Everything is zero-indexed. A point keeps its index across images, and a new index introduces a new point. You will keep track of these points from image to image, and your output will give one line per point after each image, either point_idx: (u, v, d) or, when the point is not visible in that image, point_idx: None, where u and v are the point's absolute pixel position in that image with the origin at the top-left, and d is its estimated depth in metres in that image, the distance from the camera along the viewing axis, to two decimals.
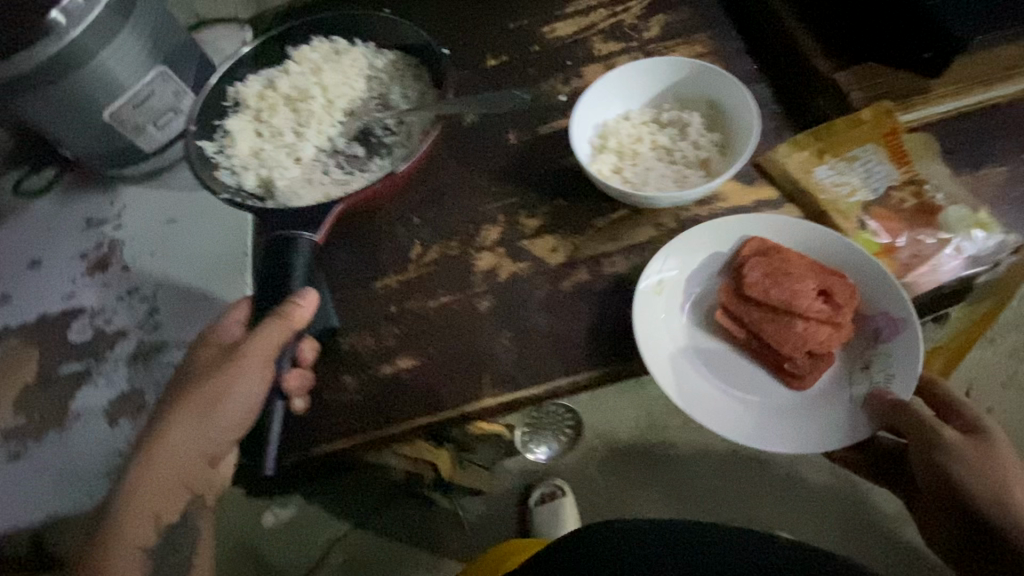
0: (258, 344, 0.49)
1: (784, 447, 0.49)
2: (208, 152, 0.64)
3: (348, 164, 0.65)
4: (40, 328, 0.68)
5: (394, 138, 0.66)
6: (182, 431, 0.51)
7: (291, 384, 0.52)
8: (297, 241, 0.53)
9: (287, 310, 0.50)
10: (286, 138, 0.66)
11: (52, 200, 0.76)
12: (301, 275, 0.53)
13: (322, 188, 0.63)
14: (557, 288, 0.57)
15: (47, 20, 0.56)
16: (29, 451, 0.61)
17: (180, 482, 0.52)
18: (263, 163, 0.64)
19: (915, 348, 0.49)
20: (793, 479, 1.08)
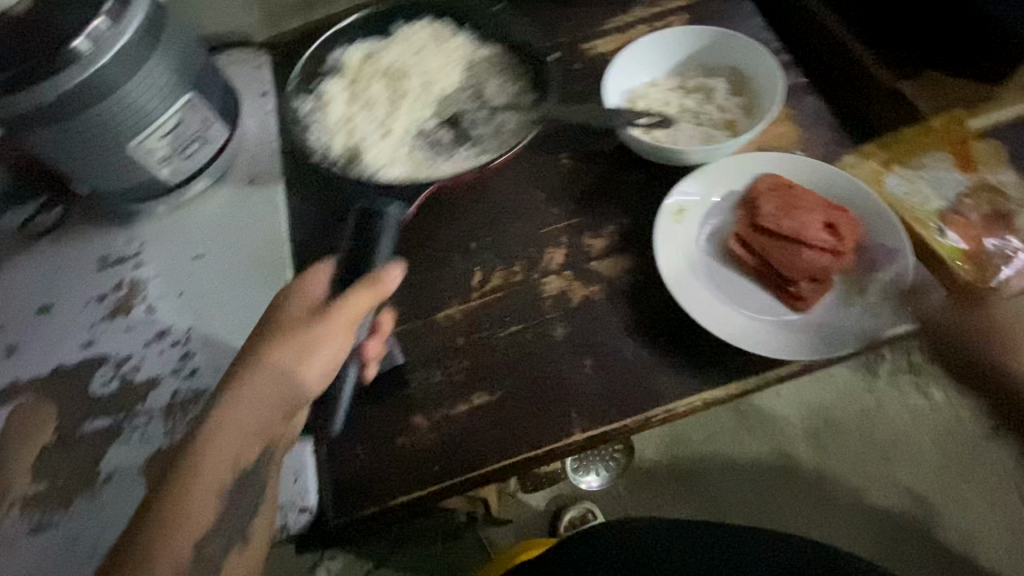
0: (344, 307, 0.46)
1: (775, 351, 0.50)
2: (302, 112, 0.67)
3: (440, 149, 0.64)
4: (55, 382, 0.61)
5: (489, 128, 0.64)
6: (266, 380, 0.44)
7: (370, 353, 0.51)
8: (384, 216, 0.52)
9: (376, 277, 0.47)
10: (381, 112, 0.67)
11: (62, 241, 0.70)
12: (386, 250, 0.51)
13: (408, 165, 0.62)
14: (634, 311, 0.55)
15: (68, 50, 0.50)
16: (54, 521, 0.54)
17: (249, 446, 0.44)
18: (353, 130, 0.66)
19: (905, 277, 0.50)
20: (830, 488, 1.04)
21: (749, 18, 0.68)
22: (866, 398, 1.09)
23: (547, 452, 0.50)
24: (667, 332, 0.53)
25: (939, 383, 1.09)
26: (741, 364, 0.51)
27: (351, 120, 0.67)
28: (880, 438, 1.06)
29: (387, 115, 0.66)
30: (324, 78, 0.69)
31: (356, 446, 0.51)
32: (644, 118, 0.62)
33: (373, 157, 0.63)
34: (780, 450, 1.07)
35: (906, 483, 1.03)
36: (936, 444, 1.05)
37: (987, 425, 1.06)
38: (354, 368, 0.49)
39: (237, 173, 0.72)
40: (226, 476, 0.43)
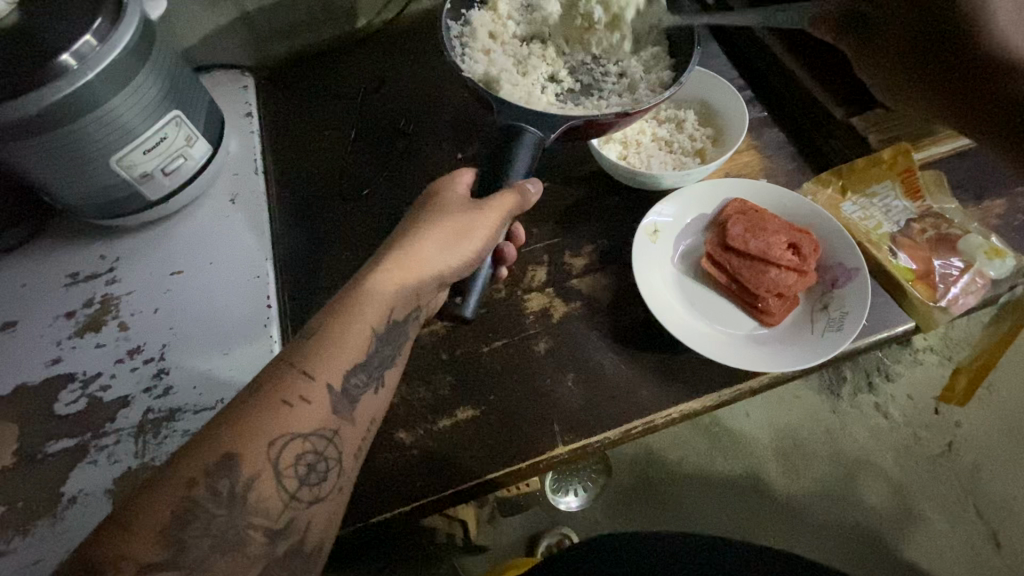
0: (493, 203, 0.49)
1: (751, 365, 0.52)
2: (450, 33, 0.62)
3: (567, 100, 0.64)
4: (17, 401, 0.59)
5: (615, 87, 0.64)
6: (425, 249, 0.49)
7: (505, 255, 0.56)
8: (523, 135, 0.51)
9: (519, 187, 0.50)
10: (515, 54, 0.64)
11: (32, 256, 0.68)
12: (525, 165, 0.51)
13: (546, 105, 0.60)
14: (615, 327, 0.56)
15: (55, 63, 0.50)
16: (10, 547, 0.51)
17: (403, 304, 0.48)
18: (490, 62, 0.62)
19: (864, 294, 0.54)
20: (796, 505, 1.06)
21: (716, 57, 0.73)
22: (831, 418, 1.13)
23: (530, 465, 0.51)
24: (646, 345, 0.55)
25: (897, 403, 1.14)
26: (718, 377, 0.53)
27: (489, 54, 0.63)
28: (846, 456, 1.10)
29: (520, 56, 0.64)
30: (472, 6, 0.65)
31: None
32: (619, 144, 0.65)
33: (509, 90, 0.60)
34: (751, 469, 1.09)
35: (871, 501, 1.06)
36: (897, 460, 1.09)
37: (943, 443, 1.11)
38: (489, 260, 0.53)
39: (218, 190, 0.72)
40: (378, 325, 0.46)
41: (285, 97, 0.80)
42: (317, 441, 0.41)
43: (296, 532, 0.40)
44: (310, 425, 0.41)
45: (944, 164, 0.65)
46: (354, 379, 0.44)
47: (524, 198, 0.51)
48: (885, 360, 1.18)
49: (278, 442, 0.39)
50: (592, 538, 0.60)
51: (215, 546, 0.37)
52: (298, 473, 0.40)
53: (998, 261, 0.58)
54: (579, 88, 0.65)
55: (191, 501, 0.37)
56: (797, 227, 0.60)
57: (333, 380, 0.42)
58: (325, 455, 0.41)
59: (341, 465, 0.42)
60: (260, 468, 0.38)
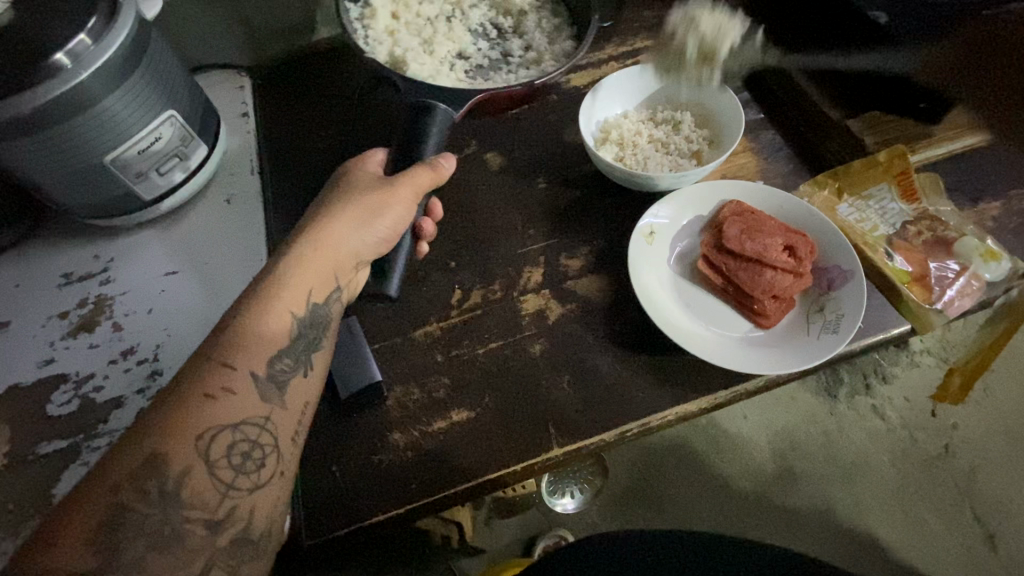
0: (405, 179, 0.52)
1: (747, 367, 0.52)
2: (351, 15, 0.69)
3: (476, 75, 0.69)
4: (10, 402, 0.58)
5: (520, 60, 0.70)
6: (338, 229, 0.50)
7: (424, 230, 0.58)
8: (435, 111, 0.55)
9: (434, 162, 0.54)
10: (423, 34, 0.70)
11: (26, 256, 0.68)
12: (435, 143, 0.55)
13: (451, 79, 0.66)
14: (610, 328, 0.56)
15: (49, 62, 0.50)
16: None
17: (323, 288, 0.48)
18: (395, 43, 0.68)
19: (861, 296, 0.54)
20: (792, 506, 1.06)
21: None
22: (828, 420, 1.13)
23: (526, 467, 0.50)
24: (640, 347, 0.55)
25: (895, 405, 1.14)
26: (712, 379, 0.53)
27: (395, 36, 0.69)
28: (843, 457, 1.10)
29: (429, 36, 0.70)
30: None
31: (325, 463, 0.50)
32: (615, 146, 0.65)
33: (417, 67, 0.66)
34: (748, 471, 1.09)
35: (868, 503, 1.06)
36: (894, 462, 1.09)
37: (940, 446, 1.11)
38: (408, 242, 0.55)
39: (214, 190, 0.72)
40: (299, 308, 0.46)
41: (281, 97, 0.80)
42: (248, 430, 0.41)
43: (238, 521, 0.39)
44: (239, 413, 0.40)
45: (940, 167, 0.65)
46: (279, 364, 0.44)
47: (439, 173, 0.54)
48: (882, 362, 1.18)
49: (206, 436, 0.39)
50: (585, 538, 0.60)
51: (151, 545, 0.36)
52: (233, 463, 0.39)
53: (994, 264, 0.58)
54: (486, 64, 0.70)
55: (122, 504, 0.36)
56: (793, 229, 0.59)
57: (256, 368, 0.42)
58: (259, 443, 0.41)
59: (278, 451, 0.42)
60: (189, 462, 0.38)
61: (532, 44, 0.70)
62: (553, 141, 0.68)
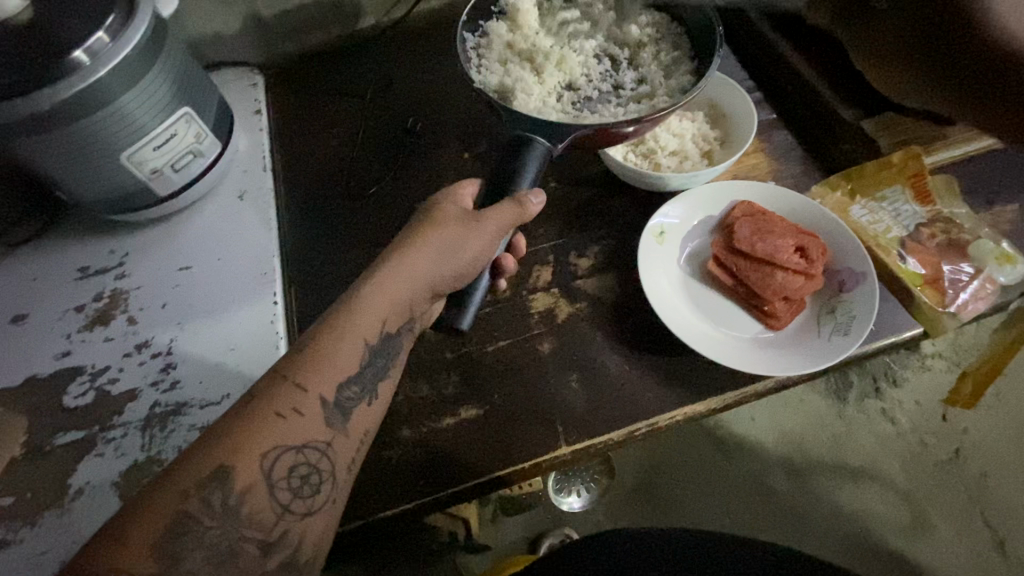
0: (492, 214, 0.49)
1: (757, 370, 0.52)
2: (466, 44, 0.64)
3: (584, 108, 0.64)
4: (28, 393, 0.59)
5: (631, 94, 0.64)
6: (419, 264, 0.49)
7: (506, 265, 0.56)
8: (532, 145, 0.51)
9: (523, 198, 0.50)
10: (535, 61, 0.66)
11: (44, 250, 0.69)
12: (531, 178, 0.51)
13: (556, 113, 0.62)
14: (620, 328, 0.56)
15: (68, 59, 0.50)
16: (17, 538, 0.52)
17: (396, 316, 0.48)
18: (506, 73, 0.64)
19: (872, 297, 0.53)
20: (799, 507, 1.06)
21: None
22: (837, 424, 1.13)
23: (534, 465, 0.50)
24: (650, 349, 0.55)
25: (905, 409, 1.14)
26: (725, 382, 0.53)
27: (505, 64, 0.65)
28: (852, 461, 1.09)
29: (541, 65, 0.66)
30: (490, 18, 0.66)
31: None
32: (626, 146, 0.65)
33: (524, 99, 0.61)
34: (756, 472, 1.09)
35: (876, 505, 1.05)
36: (902, 466, 1.08)
37: (950, 450, 1.10)
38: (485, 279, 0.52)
39: (227, 187, 0.73)
40: (371, 338, 0.46)
41: (294, 94, 0.80)
42: (310, 453, 0.41)
43: (288, 545, 0.40)
44: (301, 438, 0.41)
45: (955, 168, 0.64)
46: (346, 392, 0.44)
47: (526, 210, 0.51)
48: (893, 365, 1.17)
49: (271, 455, 0.39)
50: (591, 538, 0.60)
51: (211, 554, 0.37)
52: (291, 485, 0.40)
53: (1010, 267, 0.57)
54: (596, 95, 0.65)
55: (184, 514, 0.37)
56: (804, 230, 0.59)
57: (326, 394, 0.42)
58: (317, 467, 0.41)
59: (333, 477, 0.42)
60: (252, 481, 0.38)
61: (646, 77, 0.65)
62: None
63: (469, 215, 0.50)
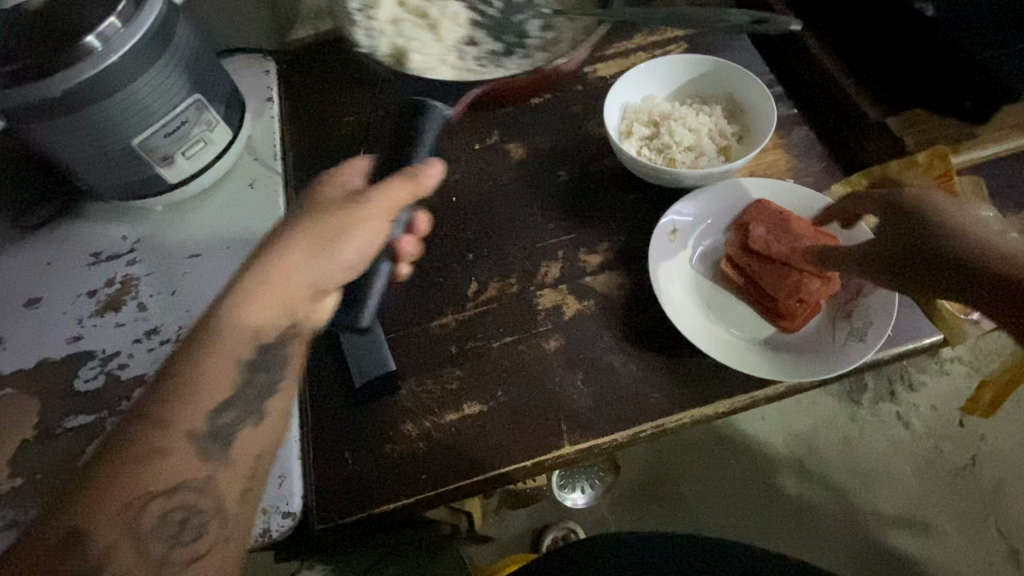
0: (385, 194, 0.48)
1: (768, 374, 0.50)
2: (351, 7, 0.63)
3: (485, 61, 0.62)
4: (40, 376, 0.60)
5: (537, 43, 0.63)
6: (296, 256, 0.46)
7: (405, 249, 0.52)
8: (429, 108, 0.54)
9: (416, 172, 0.49)
10: (427, 19, 0.64)
11: (57, 233, 0.69)
12: (430, 141, 0.54)
13: (451, 68, 0.60)
14: (628, 327, 0.55)
15: (80, 44, 0.50)
16: (28, 518, 0.53)
17: (275, 320, 0.44)
18: (397, 32, 0.62)
19: (892, 302, 0.52)
20: (807, 510, 1.05)
21: (745, 52, 0.71)
22: (850, 426, 1.11)
23: (534, 464, 0.50)
24: (658, 348, 0.54)
25: (920, 413, 1.11)
26: (733, 384, 0.52)
27: (395, 24, 0.63)
28: (863, 464, 1.07)
29: (434, 22, 0.64)
30: None
31: (339, 452, 0.51)
32: (640, 140, 0.64)
33: (420, 61, 0.60)
34: (764, 472, 1.08)
35: (886, 510, 1.04)
36: (916, 472, 1.06)
37: (966, 457, 1.07)
38: (385, 267, 0.51)
39: (238, 175, 0.72)
40: (242, 352, 0.42)
41: (306, 80, 0.80)
42: (185, 497, 0.38)
43: None
44: (170, 479, 0.37)
45: (997, 164, 0.60)
46: (223, 418, 0.40)
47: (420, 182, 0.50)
48: (909, 369, 1.14)
49: (134, 505, 0.36)
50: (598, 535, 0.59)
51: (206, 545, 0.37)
52: (165, 532, 0.36)
53: None
54: (499, 49, 0.63)
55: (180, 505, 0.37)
56: (822, 231, 0.57)
57: (193, 428, 0.39)
58: (196, 508, 0.38)
59: (221, 515, 0.38)
60: (113, 539, 0.35)
61: (553, 24, 0.63)
62: (575, 133, 0.67)
63: (354, 197, 0.49)
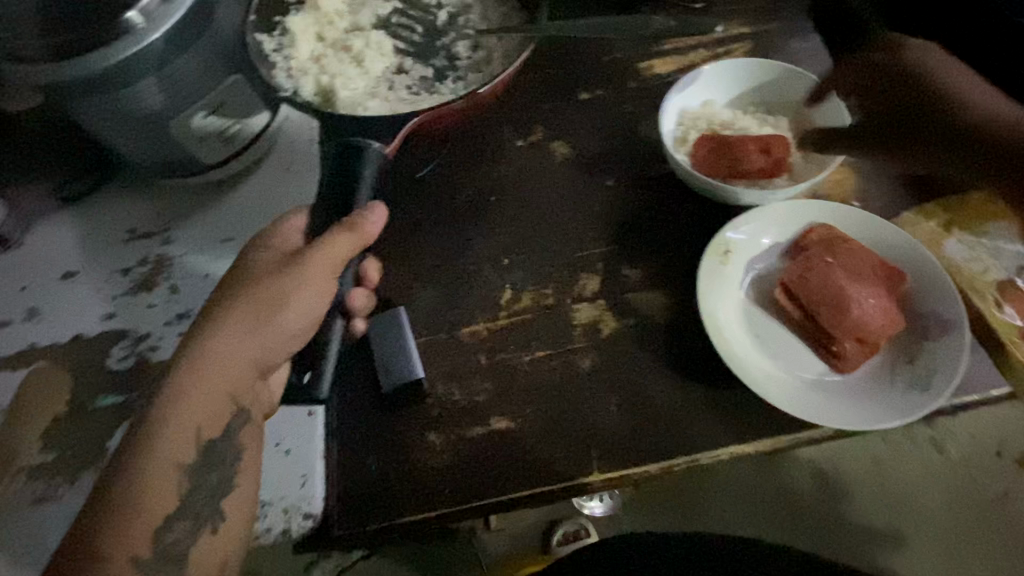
0: (330, 249, 0.48)
1: (819, 418, 0.47)
2: (266, 47, 0.65)
3: (420, 89, 0.67)
4: (73, 351, 0.61)
5: (467, 62, 0.68)
6: (228, 338, 0.47)
7: (354, 303, 0.53)
8: (364, 151, 0.49)
9: (356, 224, 0.48)
10: (352, 52, 0.68)
11: (93, 206, 0.69)
12: (368, 188, 0.50)
13: (386, 103, 0.65)
14: (666, 351, 0.53)
15: (121, 21, 0.49)
16: (59, 494, 0.54)
17: (228, 410, 0.45)
18: (321, 71, 0.66)
19: (962, 349, 0.48)
20: (828, 530, 1.02)
21: (815, 55, 0.65)
22: (880, 447, 1.06)
23: (561, 488, 0.48)
24: (697, 377, 0.51)
25: (957, 440, 1.06)
26: (773, 423, 0.49)
27: (320, 62, 0.67)
28: (891, 488, 1.03)
29: (358, 53, 0.67)
30: (288, 13, 0.68)
31: (361, 457, 0.51)
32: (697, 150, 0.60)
33: (348, 96, 0.64)
34: (786, 490, 1.05)
35: (912, 540, 1.00)
36: (945, 500, 1.02)
37: (1002, 489, 1.02)
38: (339, 323, 0.50)
39: (275, 157, 0.71)
40: (185, 456, 0.44)
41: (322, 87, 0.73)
42: None
43: None
44: None
45: None
46: (171, 534, 0.43)
47: (361, 232, 0.48)
48: None
49: None
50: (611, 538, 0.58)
51: None
52: None
53: None
54: (431, 74, 0.68)
55: None
56: (888, 264, 0.53)
57: (138, 554, 0.41)
58: None
59: None
60: None
61: (482, 43, 0.68)
62: (625, 136, 0.63)
63: (295, 256, 0.48)
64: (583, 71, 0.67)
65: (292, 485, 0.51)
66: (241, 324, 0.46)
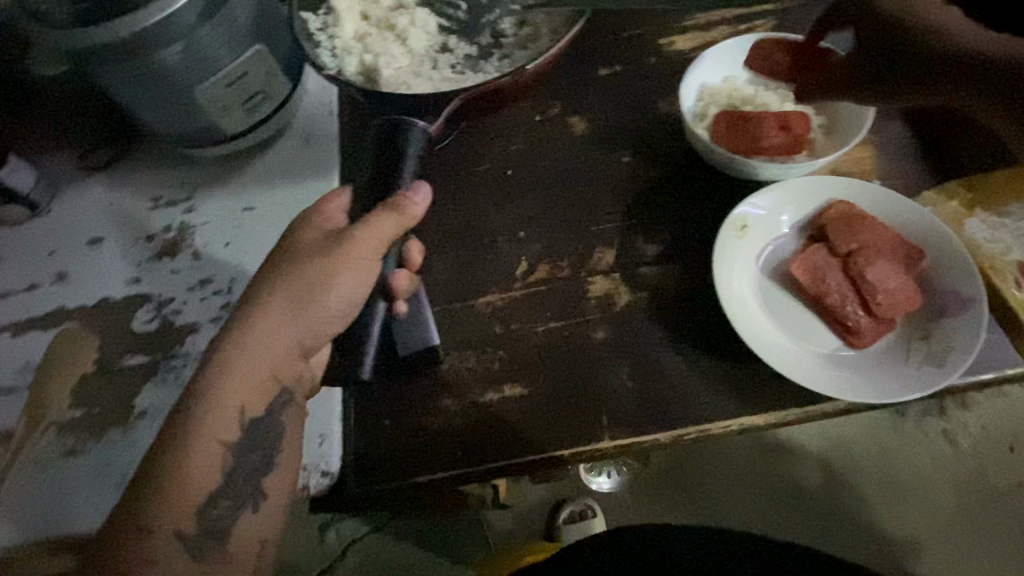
0: (372, 231, 0.48)
1: (830, 390, 0.47)
2: (311, 27, 0.66)
3: (464, 68, 0.67)
4: (100, 312, 0.63)
5: (513, 41, 0.66)
6: (277, 297, 0.47)
7: (398, 286, 0.53)
8: (410, 129, 0.53)
9: (401, 204, 0.49)
10: (395, 30, 0.68)
11: (119, 174, 0.70)
12: (412, 165, 0.52)
13: (429, 81, 0.65)
14: (679, 324, 0.53)
15: None
16: (86, 448, 0.57)
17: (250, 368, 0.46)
18: (365, 49, 0.66)
19: (977, 327, 0.48)
20: (834, 514, 1.02)
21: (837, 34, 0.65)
22: (890, 438, 1.06)
23: (571, 455, 0.49)
24: (711, 350, 0.52)
25: (968, 432, 1.05)
26: (786, 397, 0.50)
27: (365, 39, 0.67)
28: (898, 478, 1.03)
29: (401, 31, 0.68)
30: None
31: (377, 420, 0.52)
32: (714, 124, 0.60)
33: (390, 75, 0.65)
34: (793, 475, 1.05)
35: (918, 528, 1.00)
36: (953, 492, 1.02)
37: (1012, 482, 1.02)
38: (382, 306, 0.51)
39: (295, 128, 0.72)
40: (221, 405, 0.45)
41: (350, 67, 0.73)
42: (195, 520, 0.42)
43: None
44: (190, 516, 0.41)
45: None
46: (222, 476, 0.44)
47: (406, 211, 0.50)
48: None
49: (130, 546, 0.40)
50: None
51: None
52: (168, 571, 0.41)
53: None
54: (475, 53, 0.67)
55: None
56: (907, 242, 0.53)
57: (189, 501, 0.42)
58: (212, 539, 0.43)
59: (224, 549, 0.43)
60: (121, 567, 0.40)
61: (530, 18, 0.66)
62: (643, 112, 0.63)
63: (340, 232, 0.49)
64: (603, 48, 0.67)
65: (309, 444, 0.52)
66: (268, 284, 0.48)
